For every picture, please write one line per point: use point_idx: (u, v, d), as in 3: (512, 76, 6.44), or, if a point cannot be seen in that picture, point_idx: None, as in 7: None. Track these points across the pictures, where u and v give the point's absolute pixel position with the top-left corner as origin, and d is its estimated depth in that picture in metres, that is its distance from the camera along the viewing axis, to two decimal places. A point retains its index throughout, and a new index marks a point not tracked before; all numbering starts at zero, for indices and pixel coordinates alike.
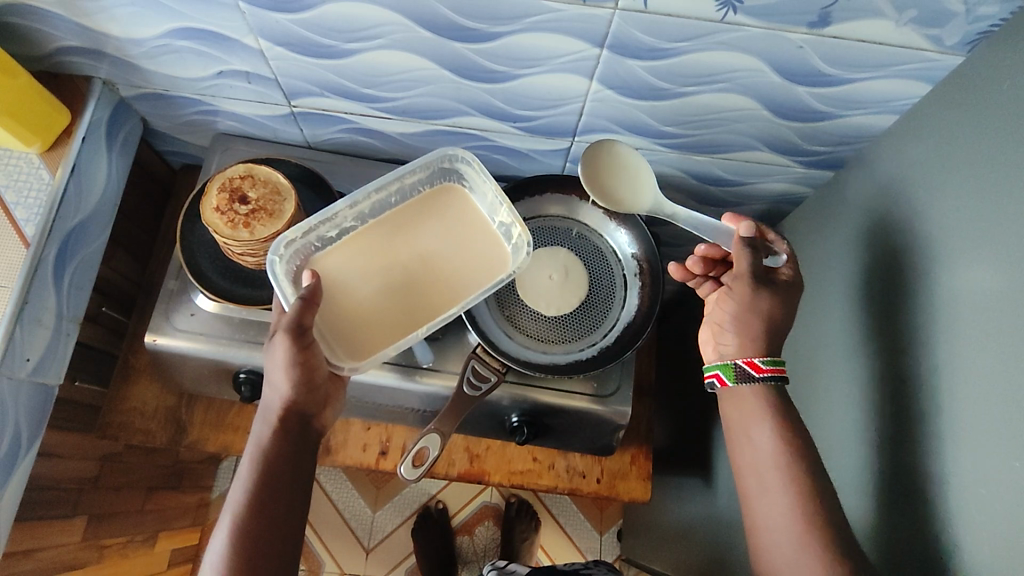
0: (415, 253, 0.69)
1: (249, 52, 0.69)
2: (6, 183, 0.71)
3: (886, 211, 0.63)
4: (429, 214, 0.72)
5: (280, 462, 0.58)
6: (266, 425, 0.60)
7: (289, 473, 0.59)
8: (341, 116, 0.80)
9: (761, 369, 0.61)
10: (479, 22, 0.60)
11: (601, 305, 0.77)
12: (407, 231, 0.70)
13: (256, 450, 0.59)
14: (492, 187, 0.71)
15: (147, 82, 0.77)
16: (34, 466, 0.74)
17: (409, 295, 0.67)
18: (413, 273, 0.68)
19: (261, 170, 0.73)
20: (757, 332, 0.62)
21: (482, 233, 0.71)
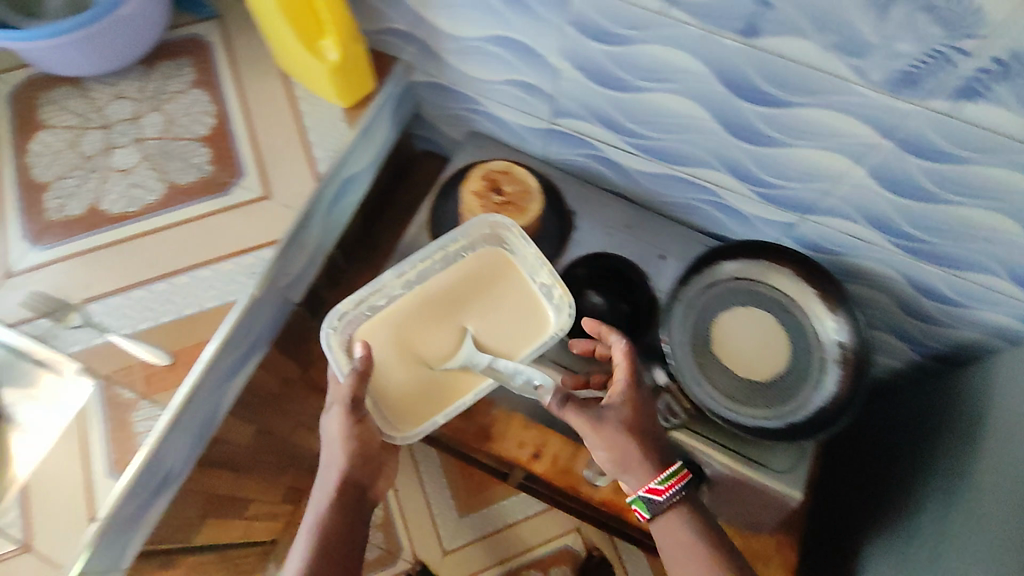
0: (460, 324, 0.76)
1: (546, 68, 0.77)
2: (314, 126, 0.84)
3: None
4: (472, 277, 0.78)
5: (342, 521, 0.69)
6: (326, 488, 0.71)
7: (348, 528, 0.70)
8: (590, 142, 0.86)
9: (662, 493, 0.68)
10: (780, 90, 0.65)
11: (794, 382, 0.78)
12: (454, 302, 0.77)
13: (320, 512, 0.70)
14: (531, 252, 0.77)
15: (441, 73, 0.88)
16: (253, 368, 0.83)
17: (450, 365, 0.75)
18: (454, 345, 0.75)
19: (519, 170, 0.82)
20: (637, 459, 0.68)
21: (522, 301, 0.78)
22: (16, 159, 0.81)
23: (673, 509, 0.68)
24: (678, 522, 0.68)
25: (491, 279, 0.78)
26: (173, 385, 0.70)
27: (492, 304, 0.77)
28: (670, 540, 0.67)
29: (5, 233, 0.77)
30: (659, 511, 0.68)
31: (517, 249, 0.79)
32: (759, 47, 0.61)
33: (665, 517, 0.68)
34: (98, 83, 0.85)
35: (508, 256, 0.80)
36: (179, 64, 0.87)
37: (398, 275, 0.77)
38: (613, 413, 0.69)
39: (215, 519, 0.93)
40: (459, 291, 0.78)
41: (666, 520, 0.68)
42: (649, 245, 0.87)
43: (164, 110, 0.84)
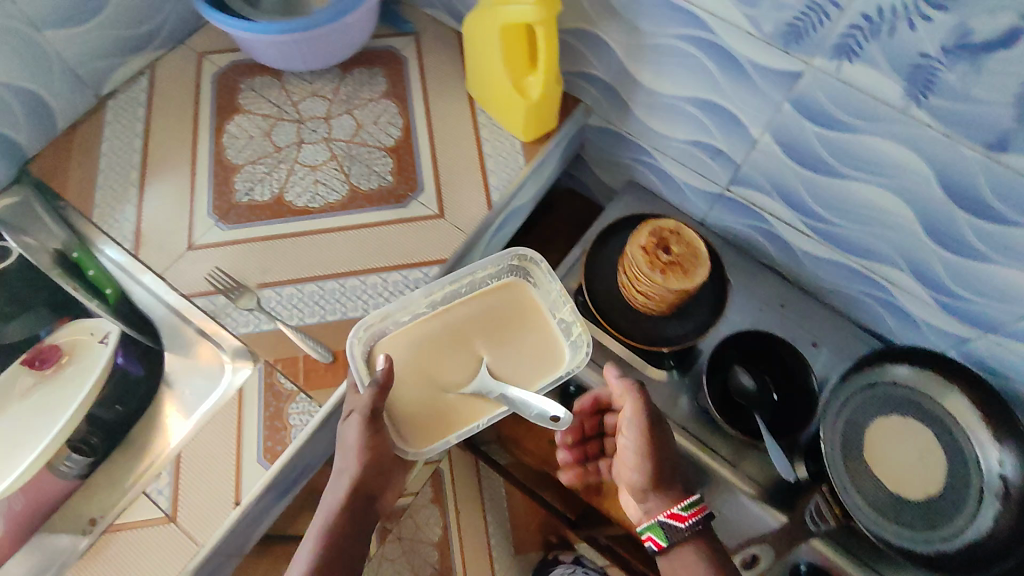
0: (476, 351, 0.69)
1: (744, 137, 0.74)
2: (492, 154, 0.85)
3: None
4: (493, 305, 0.72)
5: (341, 543, 0.59)
6: (332, 508, 0.61)
7: (345, 555, 0.58)
8: (763, 216, 0.83)
9: (685, 520, 0.65)
10: (1010, 208, 0.60)
11: (947, 508, 0.72)
12: (473, 327, 0.71)
13: (319, 534, 0.59)
14: (557, 286, 0.72)
15: (620, 122, 0.87)
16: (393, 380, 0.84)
17: (463, 390, 0.67)
18: (469, 371, 0.68)
19: (689, 232, 0.78)
20: (661, 477, 0.67)
21: (543, 336, 0.71)
22: (212, 138, 0.84)
23: (689, 543, 0.64)
24: (694, 557, 0.63)
25: (513, 309, 0.72)
26: (330, 385, 0.71)
27: (515, 335, 0.71)
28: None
29: (193, 207, 0.80)
30: (676, 541, 0.65)
31: (539, 281, 0.73)
32: (1004, 166, 0.58)
33: (680, 551, 0.64)
34: (296, 78, 0.89)
35: (530, 289, 0.73)
36: (373, 73, 0.90)
37: (426, 293, 0.71)
38: (642, 432, 0.66)
39: None
40: (480, 317, 0.71)
41: (681, 554, 0.64)
42: (804, 331, 0.85)
43: (353, 114, 0.87)
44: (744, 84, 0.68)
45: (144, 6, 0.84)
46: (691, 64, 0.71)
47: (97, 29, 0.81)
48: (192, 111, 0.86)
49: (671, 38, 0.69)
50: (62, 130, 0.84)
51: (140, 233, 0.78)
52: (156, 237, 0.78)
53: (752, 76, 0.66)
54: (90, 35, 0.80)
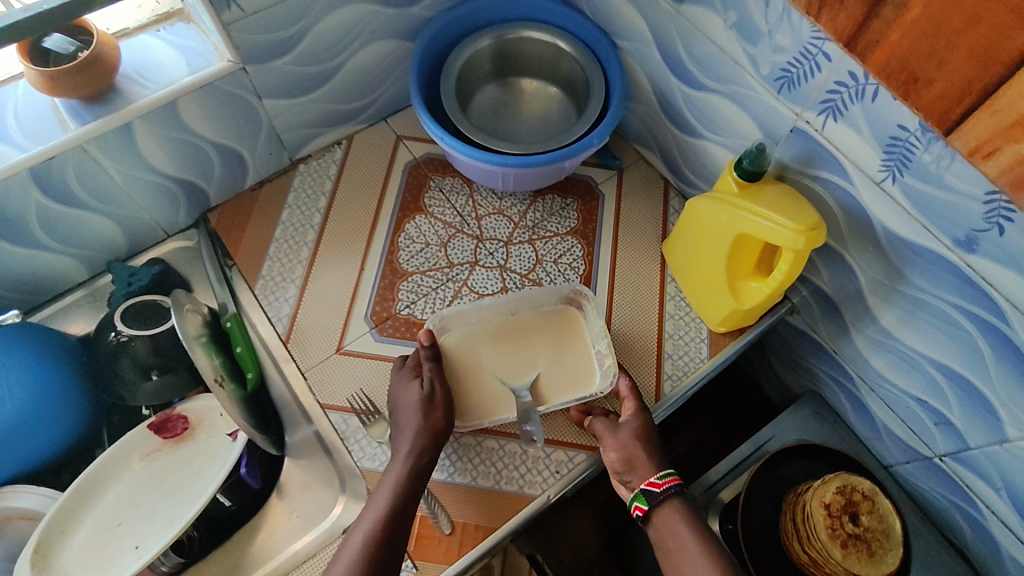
0: (518, 358, 0.72)
1: (990, 428, 0.62)
2: (672, 333, 0.76)
3: None
4: (547, 325, 0.74)
5: (409, 500, 0.58)
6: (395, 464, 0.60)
7: (420, 492, 0.59)
8: (976, 501, 0.70)
9: (660, 485, 0.60)
10: None
11: None
12: (519, 332, 0.73)
13: (395, 487, 0.58)
14: (598, 323, 0.72)
15: (827, 337, 0.76)
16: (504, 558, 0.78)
17: (499, 384, 0.70)
18: (515, 375, 0.71)
19: (884, 503, 0.67)
20: (643, 456, 0.63)
21: (582, 369, 0.71)
22: (389, 235, 0.81)
23: (670, 504, 0.60)
24: (675, 516, 0.59)
25: (563, 339, 0.73)
26: (440, 561, 0.64)
27: (559, 358, 0.72)
28: (669, 539, 0.58)
29: (352, 306, 0.76)
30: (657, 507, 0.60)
31: (590, 316, 0.74)
32: None
33: (661, 514, 0.60)
34: (487, 189, 0.84)
35: (580, 322, 0.74)
36: (566, 204, 0.84)
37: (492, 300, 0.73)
38: (630, 426, 0.64)
39: None
40: (535, 332, 0.73)
41: (664, 516, 0.60)
42: None
43: (535, 245, 0.81)
44: (1022, 383, 0.56)
45: (362, 86, 0.81)
46: (957, 336, 0.60)
47: (313, 102, 0.78)
48: (377, 199, 0.83)
49: (942, 302, 0.59)
50: (248, 185, 0.83)
51: (295, 322, 0.75)
52: (310, 330, 0.75)
53: None
54: (305, 107, 0.78)
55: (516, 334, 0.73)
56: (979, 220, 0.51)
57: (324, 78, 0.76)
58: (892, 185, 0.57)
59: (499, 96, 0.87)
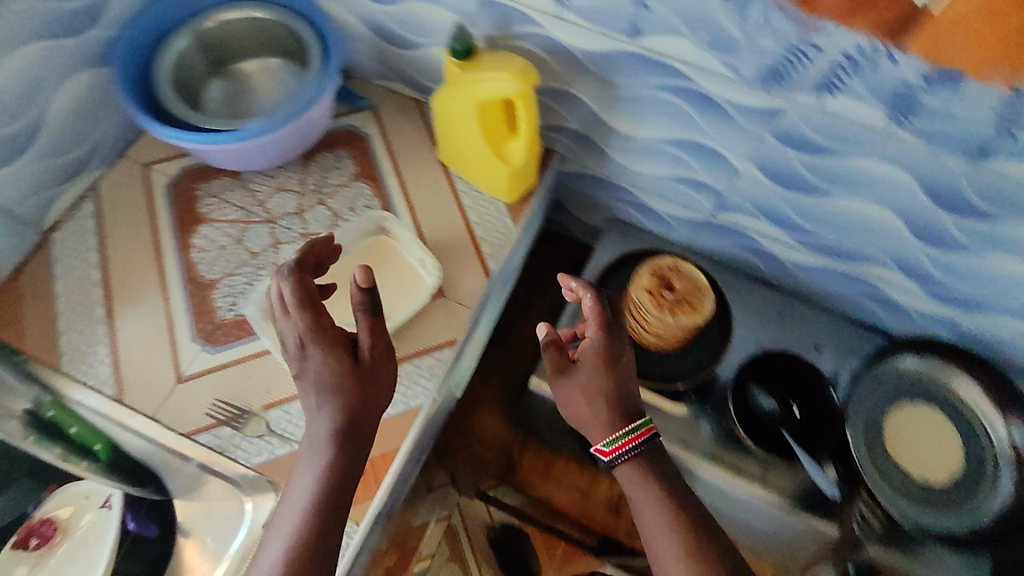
0: (351, 298, 0.76)
1: (726, 170, 0.78)
2: (477, 220, 0.83)
3: None
4: (364, 261, 0.78)
5: (340, 497, 0.54)
6: (320, 442, 0.55)
7: (350, 485, 0.55)
8: (749, 236, 0.87)
9: (609, 453, 0.58)
10: (985, 203, 0.66)
11: (974, 485, 0.74)
12: (342, 278, 0.77)
13: (323, 484, 0.53)
14: (407, 234, 0.78)
15: (597, 165, 0.88)
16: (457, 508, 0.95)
17: (344, 327, 0.74)
18: (352, 314, 0.75)
19: (686, 267, 0.82)
20: (591, 413, 0.60)
21: (411, 282, 0.77)
22: (179, 256, 0.79)
23: (628, 468, 0.58)
24: (635, 476, 0.58)
25: (383, 265, 0.78)
26: (363, 499, 0.67)
27: (387, 282, 0.77)
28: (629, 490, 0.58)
29: (173, 334, 0.74)
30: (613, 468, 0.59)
31: (398, 234, 0.79)
32: (987, 168, 0.62)
33: (622, 471, 0.59)
34: (256, 175, 0.85)
35: (394, 246, 0.79)
36: (337, 156, 0.87)
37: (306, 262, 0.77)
38: (586, 369, 0.61)
39: None
40: (355, 271, 0.77)
41: (626, 475, 0.59)
42: (804, 334, 0.87)
43: (326, 203, 0.84)
44: (723, 124, 0.72)
45: (77, 128, 0.77)
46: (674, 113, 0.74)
47: (30, 163, 0.73)
48: (150, 230, 0.80)
49: (646, 90, 0.72)
50: (2, 277, 0.76)
51: (121, 377, 0.72)
52: (142, 376, 0.72)
53: (732, 115, 0.70)
54: (23, 172, 0.73)
55: (339, 280, 0.77)
56: (632, 7, 0.64)
57: (29, 136, 0.72)
58: (568, 11, 0.68)
59: (227, 87, 0.86)
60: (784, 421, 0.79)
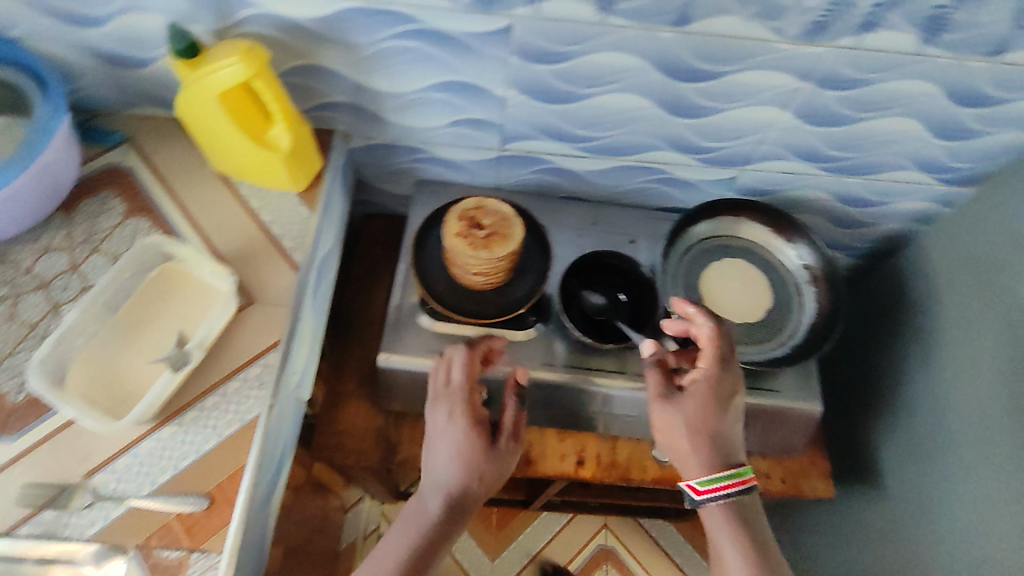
0: (151, 333, 0.71)
1: (494, 101, 0.80)
2: (271, 219, 0.80)
3: None
4: (157, 292, 0.73)
5: (426, 550, 0.67)
6: (427, 510, 0.68)
7: (442, 542, 0.68)
8: (543, 158, 0.91)
9: (700, 492, 0.68)
10: (711, 64, 0.72)
11: (783, 311, 0.88)
12: (138, 315, 0.72)
13: (420, 527, 0.68)
14: (192, 251, 0.73)
15: (380, 132, 0.87)
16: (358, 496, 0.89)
17: (152, 364, 0.69)
18: (157, 347, 0.70)
19: (490, 202, 0.83)
20: (688, 450, 0.68)
21: (213, 298, 0.73)
22: None
23: (714, 508, 0.68)
24: (718, 516, 0.68)
25: (178, 290, 0.73)
26: (221, 528, 0.64)
27: (187, 305, 0.73)
28: (715, 532, 0.68)
29: None
30: (700, 506, 0.69)
31: (186, 256, 0.74)
32: (694, 31, 0.68)
33: (707, 516, 0.69)
34: (12, 243, 0.77)
35: (183, 268, 0.75)
36: (101, 198, 0.80)
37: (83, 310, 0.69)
38: (698, 396, 0.69)
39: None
40: (150, 304, 0.73)
41: (711, 518, 0.68)
42: (619, 233, 0.95)
43: (102, 249, 0.77)
44: (470, 55, 0.73)
45: None
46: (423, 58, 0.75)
47: None
48: None
49: (387, 40, 0.72)
50: None
51: None
52: None
53: (472, 45, 0.72)
54: None
55: (134, 319, 0.71)
56: None
57: None
58: None
59: None
60: (614, 310, 0.86)
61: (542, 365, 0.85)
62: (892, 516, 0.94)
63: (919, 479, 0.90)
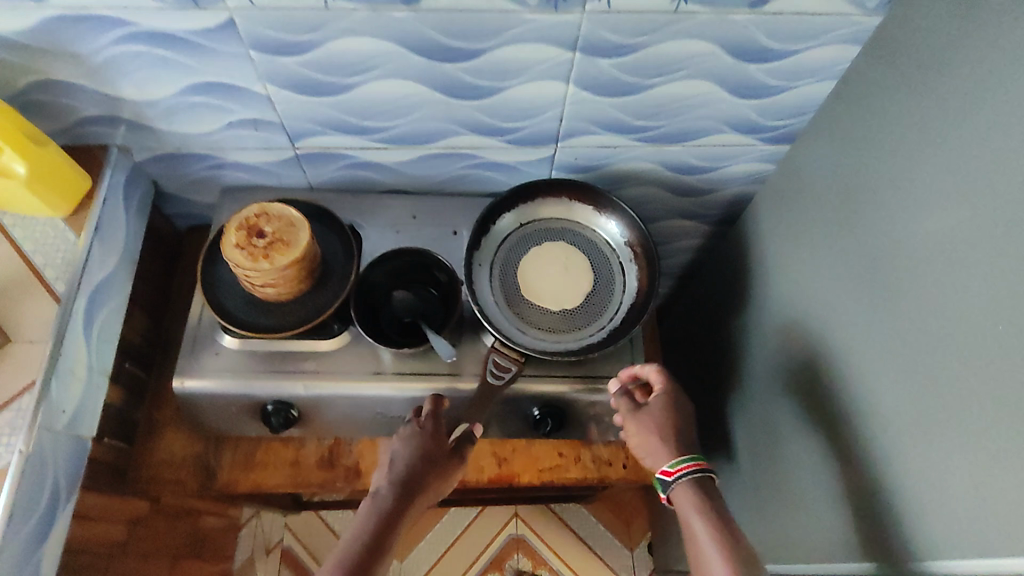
0: None
1: (257, 99, 0.74)
2: (34, 248, 0.75)
3: (847, 170, 0.69)
4: None
5: (372, 549, 0.69)
6: (379, 497, 0.73)
7: (384, 548, 0.71)
8: (342, 154, 0.85)
9: (672, 472, 0.74)
10: (464, 41, 0.67)
11: (604, 292, 0.83)
12: None
13: (369, 527, 0.71)
14: None
15: (159, 142, 0.82)
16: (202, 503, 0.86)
17: None
18: None
19: (274, 207, 0.78)
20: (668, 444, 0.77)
21: None
22: None
23: (686, 488, 0.73)
24: (689, 493, 0.72)
25: None
26: None
27: None
28: (685, 514, 0.72)
29: None
30: (673, 490, 0.74)
31: None
32: (427, 8, 0.62)
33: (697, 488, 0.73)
34: None
35: None
36: None
37: None
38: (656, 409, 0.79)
39: None
40: None
41: (683, 497, 0.73)
42: (441, 224, 0.90)
43: None
44: (207, 54, 0.68)
45: None
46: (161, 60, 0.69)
47: None
48: None
49: (110, 48, 0.66)
50: None
51: None
52: None
53: (202, 43, 0.66)
54: None
55: None
56: None
57: None
58: None
59: None
60: (426, 306, 0.82)
61: (371, 374, 0.81)
62: (750, 494, 0.92)
63: (767, 451, 0.87)
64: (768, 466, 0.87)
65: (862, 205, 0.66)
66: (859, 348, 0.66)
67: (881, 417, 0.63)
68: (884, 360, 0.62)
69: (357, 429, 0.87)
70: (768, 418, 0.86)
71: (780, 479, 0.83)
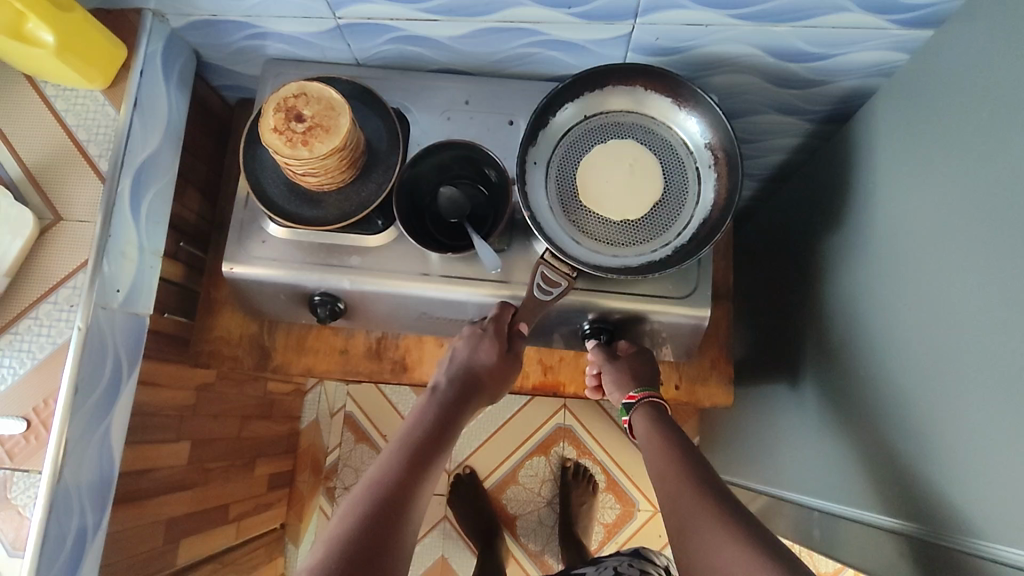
0: None
1: None
2: (77, 123, 0.74)
3: (1009, 72, 0.54)
4: None
5: (433, 439, 0.68)
6: (439, 392, 0.73)
7: (447, 438, 0.69)
8: (388, 25, 0.75)
9: (636, 396, 0.73)
10: None
11: (674, 202, 0.73)
12: None
13: (428, 416, 0.70)
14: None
15: (194, 8, 0.75)
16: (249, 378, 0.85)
17: None
18: None
19: (313, 86, 0.69)
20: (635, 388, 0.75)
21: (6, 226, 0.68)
22: None
23: (642, 414, 0.71)
24: (648, 420, 0.70)
25: None
26: (37, 449, 0.67)
27: None
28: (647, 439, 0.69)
29: None
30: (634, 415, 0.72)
31: None
32: None
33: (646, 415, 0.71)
34: None
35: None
36: None
37: None
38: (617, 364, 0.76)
39: (174, 491, 0.89)
40: None
41: (642, 424, 0.71)
42: (496, 112, 0.81)
43: None
44: None
45: None
46: None
47: None
48: None
49: None
50: None
51: None
52: None
53: None
54: None
55: None
56: None
57: None
58: None
59: None
60: (474, 205, 0.76)
61: (418, 275, 0.77)
62: (804, 426, 0.86)
63: (830, 385, 0.80)
64: (829, 401, 0.80)
65: (1014, 122, 0.52)
66: (964, 299, 0.56)
67: (979, 378, 0.53)
68: (992, 319, 0.52)
69: (403, 324, 0.86)
70: (840, 352, 0.78)
71: (839, 418, 0.76)
